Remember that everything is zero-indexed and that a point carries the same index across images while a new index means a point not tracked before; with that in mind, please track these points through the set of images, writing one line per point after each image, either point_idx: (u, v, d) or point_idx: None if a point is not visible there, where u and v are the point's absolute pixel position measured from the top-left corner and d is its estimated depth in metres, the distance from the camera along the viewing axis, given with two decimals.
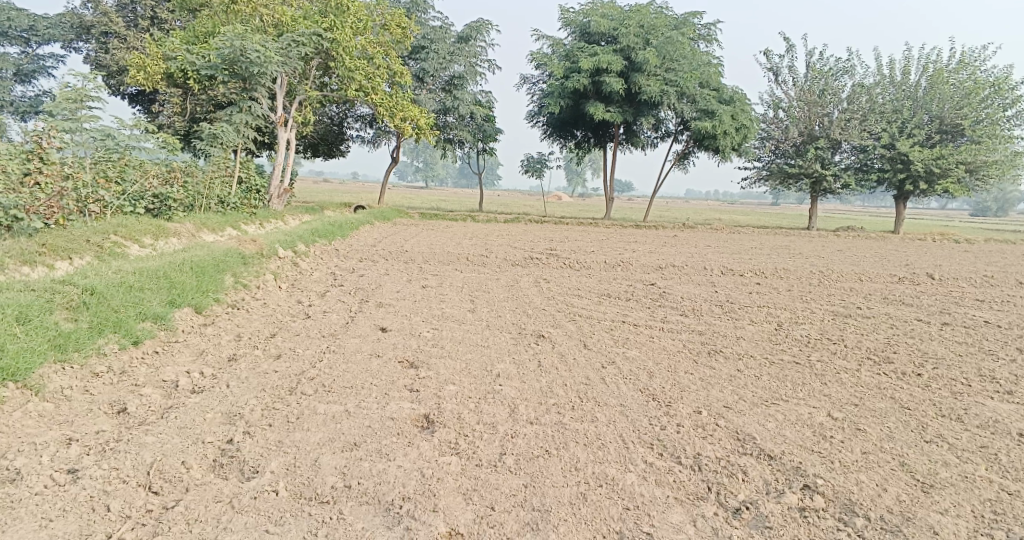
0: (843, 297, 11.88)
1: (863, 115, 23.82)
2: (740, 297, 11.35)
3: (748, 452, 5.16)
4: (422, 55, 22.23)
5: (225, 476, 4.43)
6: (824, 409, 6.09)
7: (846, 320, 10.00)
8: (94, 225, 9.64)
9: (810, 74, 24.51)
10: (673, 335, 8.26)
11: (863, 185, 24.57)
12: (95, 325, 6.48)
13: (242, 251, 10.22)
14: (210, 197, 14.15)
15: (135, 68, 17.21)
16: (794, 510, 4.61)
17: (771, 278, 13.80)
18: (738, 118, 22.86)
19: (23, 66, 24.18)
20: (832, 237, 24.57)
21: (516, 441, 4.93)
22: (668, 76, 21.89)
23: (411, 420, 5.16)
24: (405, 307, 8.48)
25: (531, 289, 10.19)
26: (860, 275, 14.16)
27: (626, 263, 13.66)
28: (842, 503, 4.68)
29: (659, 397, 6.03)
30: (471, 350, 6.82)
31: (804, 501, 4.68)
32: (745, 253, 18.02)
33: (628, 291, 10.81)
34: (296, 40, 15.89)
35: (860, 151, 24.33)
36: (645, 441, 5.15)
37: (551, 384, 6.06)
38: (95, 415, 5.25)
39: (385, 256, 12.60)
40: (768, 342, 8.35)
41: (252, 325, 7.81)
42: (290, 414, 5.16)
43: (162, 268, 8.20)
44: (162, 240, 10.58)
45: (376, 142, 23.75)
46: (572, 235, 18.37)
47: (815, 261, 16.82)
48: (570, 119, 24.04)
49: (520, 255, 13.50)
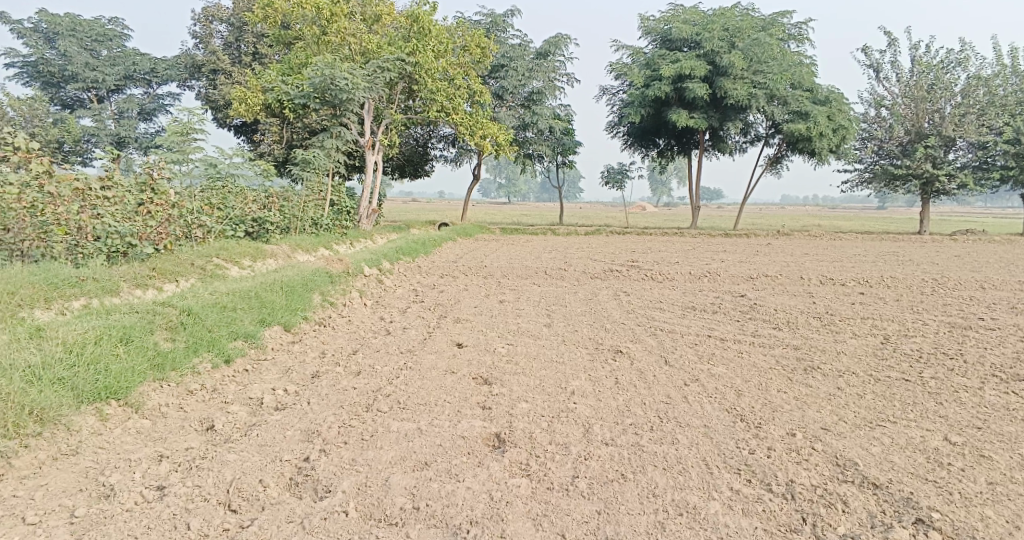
0: (958, 306, 10.94)
1: (981, 109, 22.10)
2: (840, 307, 10.65)
3: (848, 479, 4.74)
4: (501, 73, 22.47)
5: (299, 496, 4.47)
6: (939, 433, 5.55)
7: (963, 332, 9.16)
8: (198, 249, 10.15)
9: (916, 69, 23.08)
10: (764, 351, 7.81)
11: (982, 184, 22.74)
12: (191, 345, 6.76)
13: (330, 270, 10.50)
14: (304, 220, 14.67)
15: (238, 101, 18.24)
16: None
17: (875, 287, 12.91)
18: (835, 119, 21.72)
19: (146, 105, 26.25)
20: (947, 241, 22.81)
21: (590, 463, 4.73)
22: (757, 78, 21.09)
23: (483, 439, 5.07)
24: (483, 323, 8.43)
25: (611, 303, 9.93)
26: (979, 283, 13.03)
27: (714, 274, 13.15)
28: None
29: (747, 417, 5.67)
30: (547, 367, 6.66)
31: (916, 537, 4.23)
32: (846, 261, 17.00)
33: (715, 304, 10.35)
34: (380, 66, 16.34)
35: (978, 148, 22.54)
36: (733, 466, 4.83)
37: (629, 403, 5.81)
38: (186, 432, 5.45)
39: (466, 272, 12.66)
40: (872, 356, 7.74)
41: (336, 342, 7.98)
42: (365, 432, 5.18)
43: (255, 288, 8.50)
44: (260, 261, 11.03)
45: (458, 160, 24.10)
46: (657, 246, 17.92)
47: (929, 268, 15.62)
48: (653, 128, 23.59)
49: (602, 267, 13.26)
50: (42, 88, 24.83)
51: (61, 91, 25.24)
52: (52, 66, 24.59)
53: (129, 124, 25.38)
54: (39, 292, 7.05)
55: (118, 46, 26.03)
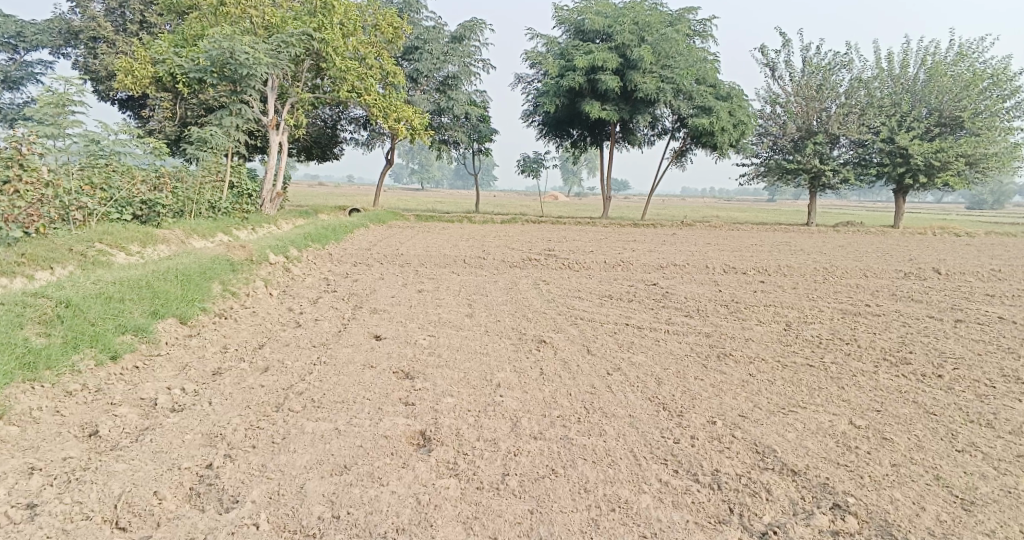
0: (849, 294, 11.52)
1: (861, 109, 23.49)
2: (745, 296, 10.99)
3: (770, 467, 4.79)
4: (415, 55, 21.85)
5: (201, 508, 4.06)
6: (846, 417, 5.74)
7: (856, 319, 9.62)
8: (78, 233, 9.24)
9: (806, 69, 24.20)
10: (680, 338, 7.92)
11: (862, 179, 24.25)
12: (69, 341, 6.08)
13: (231, 258, 9.81)
14: (201, 204, 13.70)
15: (123, 73, 16.82)
16: (827, 534, 4.25)
17: (774, 275, 13.45)
18: (735, 115, 22.50)
19: (11, 73, 23.80)
20: (833, 233, 24.26)
21: (519, 459, 4.55)
22: (665, 73, 21.54)
23: (405, 438, 4.79)
24: (400, 313, 8.10)
25: (529, 291, 9.83)
26: (864, 271, 13.83)
27: (626, 263, 13.29)
28: (879, 525, 4.33)
29: (670, 406, 5.67)
30: (469, 359, 6.43)
31: (838, 523, 4.32)
32: (746, 250, 17.69)
33: (630, 292, 10.44)
34: (285, 41, 15.49)
35: (859, 145, 23.98)
36: (660, 457, 4.77)
37: (555, 394, 5.68)
38: (64, 440, 4.87)
39: (380, 260, 12.23)
40: (779, 343, 7.99)
41: (239, 335, 7.45)
42: (276, 434, 4.79)
43: (145, 276, 7.77)
44: (150, 247, 10.18)
45: (369, 144, 23.34)
46: (569, 235, 18.02)
47: (819, 257, 16.48)
48: (566, 118, 23.69)
49: (517, 256, 13.14)
50: None
51: None
52: None
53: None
54: None
55: None
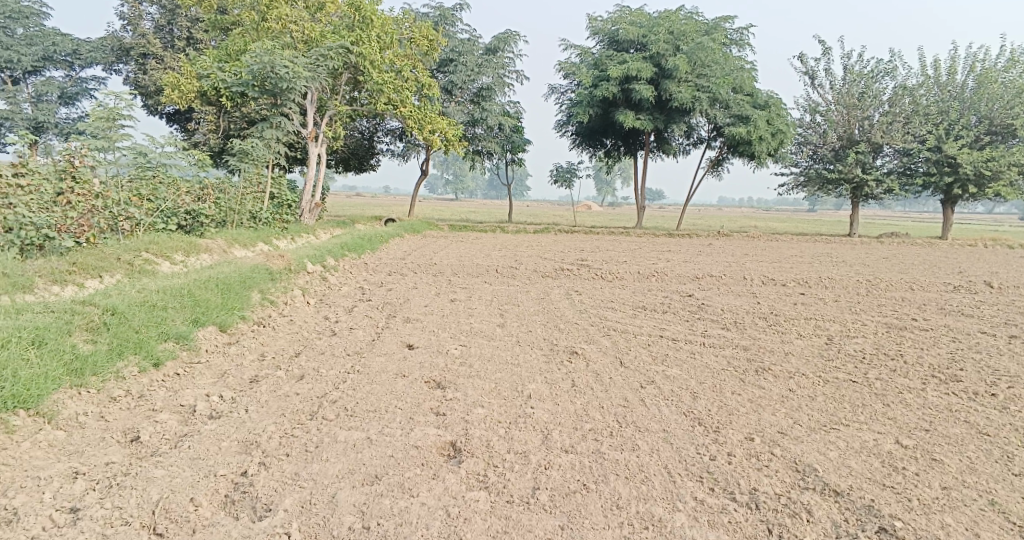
0: (893, 307, 11.21)
1: (906, 117, 22.93)
2: (784, 308, 10.77)
3: (809, 486, 4.66)
4: (450, 67, 22.05)
5: (236, 515, 4.11)
6: (890, 436, 5.56)
7: (900, 333, 9.36)
8: (126, 243, 9.51)
9: (848, 77, 23.75)
10: (716, 352, 7.79)
11: (907, 189, 23.63)
12: (114, 347, 6.24)
13: (270, 267, 9.98)
14: (242, 214, 13.99)
15: (170, 87, 17.31)
16: None
17: (815, 287, 13.17)
18: (774, 123, 22.16)
19: (66, 88, 24.72)
20: (878, 244, 23.66)
21: (551, 473, 4.51)
22: (701, 82, 21.34)
23: (437, 449, 4.79)
24: (434, 323, 8.13)
25: (563, 302, 9.78)
26: (909, 284, 13.45)
27: (661, 274, 13.15)
28: None
29: (705, 421, 5.57)
30: (501, 370, 6.41)
31: None
32: (785, 261, 17.37)
33: (664, 304, 10.32)
34: (322, 54, 15.79)
35: (904, 154, 23.37)
36: (694, 473, 4.68)
37: (587, 407, 5.63)
38: (107, 445, 4.98)
39: (415, 269, 12.32)
40: (818, 357, 7.80)
41: (277, 343, 7.56)
42: (309, 443, 4.83)
43: (186, 285, 7.95)
44: (194, 256, 10.42)
45: (406, 154, 23.59)
46: (604, 245, 17.92)
47: (862, 269, 16.09)
48: (601, 128, 23.63)
49: (551, 266, 13.10)
50: None
51: None
52: None
53: (48, 108, 23.91)
54: None
55: (36, 24, 24.46)
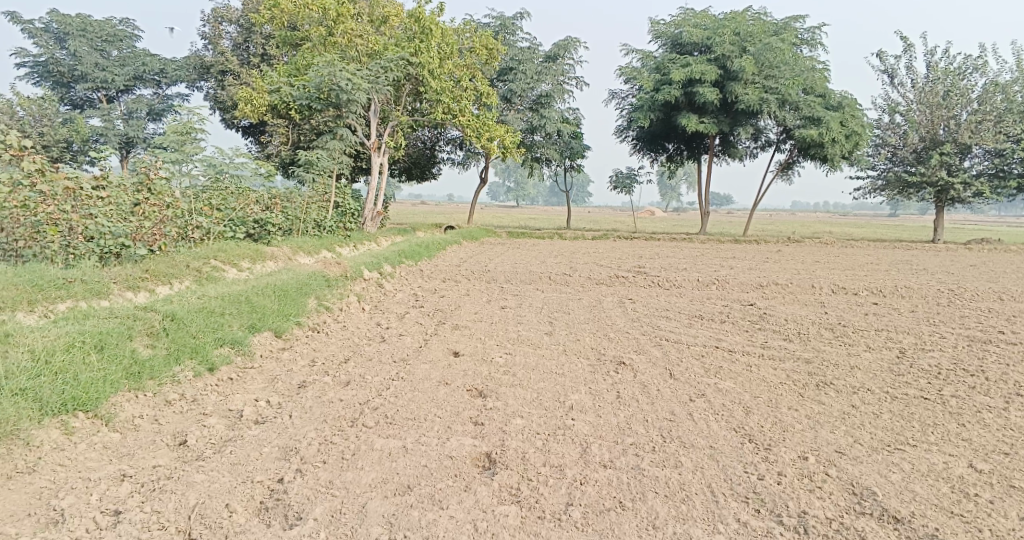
0: (976, 318, 10.49)
1: (998, 116, 21.57)
2: (853, 318, 10.24)
3: (866, 511, 4.32)
4: (510, 76, 22.09)
5: (268, 523, 4.15)
6: (963, 459, 5.16)
7: (983, 347, 8.73)
8: (195, 251, 9.82)
9: (932, 75, 22.56)
10: (775, 364, 7.44)
11: (998, 192, 22.19)
12: (172, 352, 6.43)
13: (327, 274, 10.14)
14: (307, 222, 14.33)
15: (243, 101, 17.95)
16: None
17: (890, 297, 12.47)
18: (847, 125, 21.22)
19: (155, 105, 26.01)
20: (964, 250, 22.29)
21: (585, 489, 4.37)
22: (769, 83, 20.66)
23: (471, 459, 4.72)
24: (482, 330, 8.08)
25: (615, 310, 9.57)
26: (998, 294, 12.57)
27: (722, 282, 12.73)
28: None
29: (756, 438, 5.30)
30: (544, 379, 6.30)
31: None
32: (859, 269, 16.56)
33: (723, 313, 9.97)
34: (383, 66, 16.02)
35: (996, 155, 21.94)
36: (740, 493, 4.44)
37: (630, 420, 5.46)
38: (156, 448, 5.13)
39: (469, 277, 12.33)
40: (887, 372, 7.35)
41: (328, 348, 7.66)
42: (346, 450, 4.84)
43: (245, 292, 8.14)
44: (259, 264, 10.70)
45: (466, 163, 23.75)
46: (664, 252, 17.53)
47: (944, 278, 15.16)
48: (662, 133, 23.21)
49: (607, 273, 12.87)
50: (51, 88, 24.55)
51: (71, 91, 24.87)
52: (62, 66, 24.33)
53: (138, 124, 25.19)
54: (22, 294, 6.70)
55: (128, 46, 25.91)
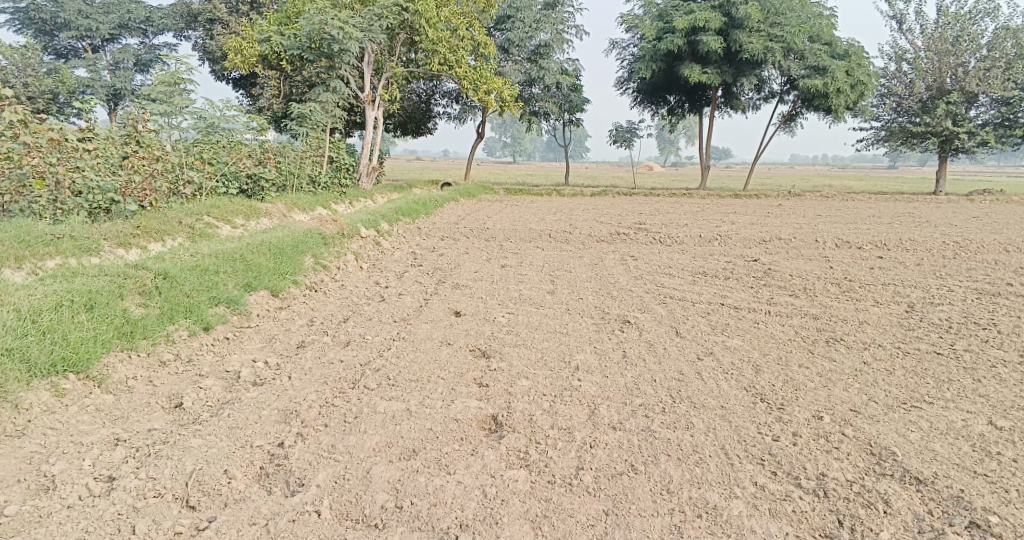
0: (983, 271, 10.30)
1: (1007, 63, 21.04)
2: (859, 273, 10.05)
3: (887, 473, 4.18)
4: (507, 24, 21.44)
5: (268, 490, 4.00)
6: (982, 416, 5.03)
7: (992, 300, 8.55)
8: (187, 207, 9.53)
9: (941, 20, 21.96)
10: (781, 321, 7.28)
11: (1003, 141, 21.80)
12: (165, 312, 6.23)
13: (323, 231, 9.88)
14: (302, 178, 13.97)
15: (233, 51, 17.42)
16: None
17: (894, 251, 12.27)
18: (853, 75, 20.72)
19: (141, 56, 25.30)
20: (965, 202, 22.05)
21: (595, 452, 4.24)
22: (774, 32, 20.09)
23: (477, 422, 4.59)
24: (483, 289, 7.90)
25: (618, 268, 9.37)
26: (1003, 246, 12.35)
27: (724, 237, 12.50)
28: None
29: (769, 397, 5.15)
30: (548, 338, 6.15)
31: None
32: (861, 222, 16.32)
33: (727, 269, 9.78)
34: (377, 13, 15.49)
35: (1003, 103, 21.46)
36: (755, 455, 4.31)
37: (637, 380, 5.31)
38: (151, 411, 4.96)
39: (468, 234, 12.10)
40: (896, 327, 7.19)
41: (326, 308, 7.47)
42: (348, 413, 4.69)
43: (240, 250, 7.90)
44: (254, 220, 10.42)
45: (462, 117, 23.28)
46: (664, 207, 17.26)
47: (948, 230, 14.94)
48: (664, 84, 22.66)
49: (609, 230, 12.63)
50: (33, 36, 23.96)
51: (54, 40, 24.31)
52: (43, 13, 23.46)
53: (125, 75, 24.53)
54: (9, 251, 6.44)
55: None
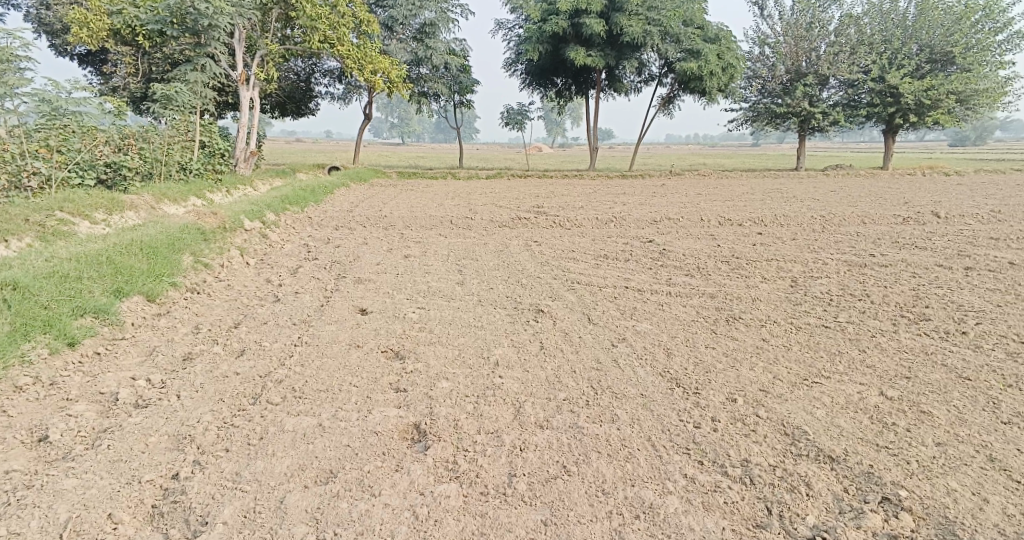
0: (850, 243, 11.00)
1: (851, 48, 22.69)
2: (745, 250, 10.45)
3: (804, 454, 4.32)
4: (389, 2, 20.71)
5: (165, 533, 3.67)
6: (875, 387, 5.15)
7: (862, 270, 9.09)
8: (36, 202, 8.47)
9: (796, 7, 23.23)
10: (684, 301, 7.40)
11: (852, 120, 23.58)
12: (18, 329, 5.46)
13: (201, 226, 9.08)
14: (170, 165, 12.79)
15: (77, 25, 15.58)
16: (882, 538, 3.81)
17: (771, 226, 12.92)
18: (724, 57, 21.60)
19: None
20: (824, 177, 23.73)
21: (526, 456, 4.15)
22: (651, 15, 20.58)
23: (398, 433, 4.37)
24: (387, 283, 7.53)
25: (521, 254, 9.24)
26: (862, 217, 13.30)
27: (618, 219, 12.68)
28: (938, 522, 3.87)
29: (684, 382, 5.15)
30: (463, 334, 5.91)
31: (891, 523, 3.87)
32: (739, 200, 17.12)
33: (625, 251, 9.89)
34: None
35: (849, 85, 23.26)
36: (680, 445, 4.34)
37: (558, 373, 5.19)
38: (9, 448, 4.30)
39: (363, 223, 11.58)
40: (787, 302, 7.45)
41: (213, 312, 6.85)
42: (252, 433, 4.33)
43: (105, 251, 7.08)
44: (117, 214, 9.42)
45: (347, 97, 22.34)
46: (556, 189, 17.36)
47: (814, 204, 15.96)
48: (550, 66, 22.73)
49: (506, 214, 12.48)
50: None
51: None
52: None
53: None
54: None
55: None
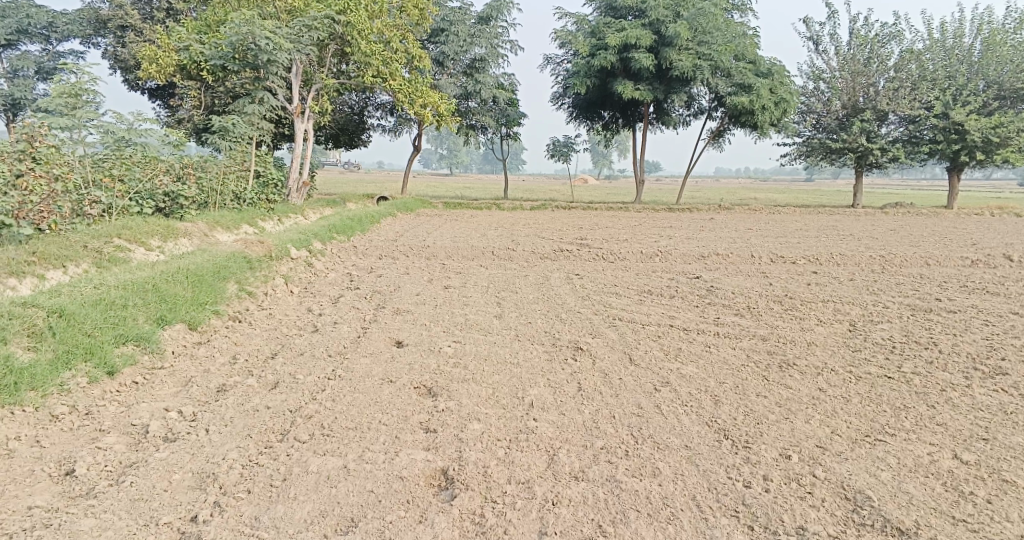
0: (912, 286, 10.43)
1: (913, 83, 21.93)
2: (798, 289, 10.00)
3: (867, 523, 3.96)
4: (442, 38, 20.97)
5: None
6: (946, 449, 4.72)
7: (926, 315, 8.55)
8: (94, 228, 8.62)
9: (854, 42, 22.84)
10: (733, 343, 7.02)
11: (913, 157, 22.75)
12: (61, 356, 5.48)
13: (248, 254, 9.12)
14: (224, 194, 13.00)
15: (147, 60, 16.26)
16: None
17: (826, 265, 12.37)
18: (777, 92, 21.17)
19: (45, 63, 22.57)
20: (882, 214, 22.91)
21: (559, 512, 3.89)
22: (703, 49, 20.35)
23: (425, 478, 4.16)
24: (425, 315, 7.40)
25: (563, 288, 9.00)
26: (924, 258, 12.65)
27: (665, 253, 12.34)
28: None
29: (732, 433, 4.81)
30: (499, 371, 5.69)
31: None
32: (791, 236, 16.58)
33: (670, 287, 9.56)
34: (306, 24, 14.78)
35: (910, 121, 22.37)
36: (728, 507, 4.02)
37: (596, 417, 4.92)
38: (36, 480, 4.24)
39: (406, 253, 11.53)
40: (845, 347, 6.99)
41: (251, 342, 6.80)
42: (277, 474, 4.18)
43: (152, 278, 7.13)
44: (172, 241, 9.60)
45: (397, 130, 22.66)
46: (603, 221, 17.13)
47: (872, 243, 15.31)
48: (598, 100, 22.65)
49: (550, 246, 12.28)
50: None
51: None
52: None
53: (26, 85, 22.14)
54: None
55: None
